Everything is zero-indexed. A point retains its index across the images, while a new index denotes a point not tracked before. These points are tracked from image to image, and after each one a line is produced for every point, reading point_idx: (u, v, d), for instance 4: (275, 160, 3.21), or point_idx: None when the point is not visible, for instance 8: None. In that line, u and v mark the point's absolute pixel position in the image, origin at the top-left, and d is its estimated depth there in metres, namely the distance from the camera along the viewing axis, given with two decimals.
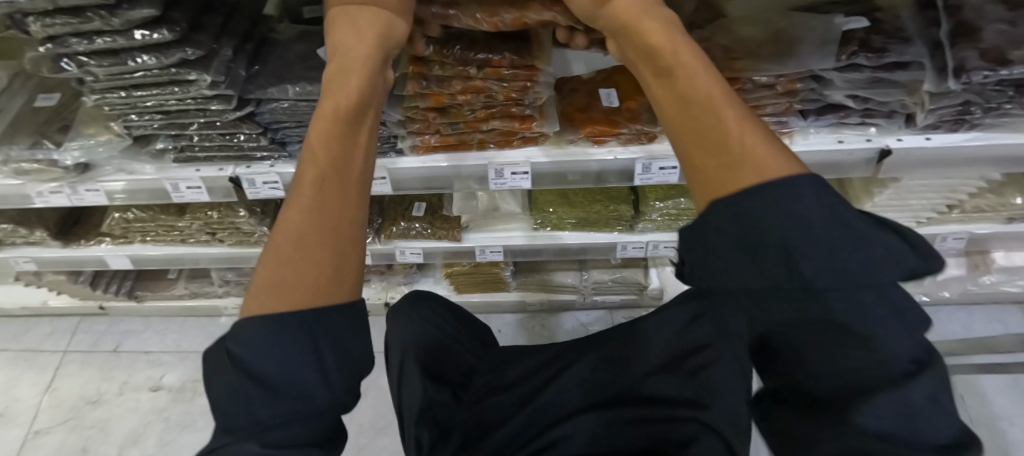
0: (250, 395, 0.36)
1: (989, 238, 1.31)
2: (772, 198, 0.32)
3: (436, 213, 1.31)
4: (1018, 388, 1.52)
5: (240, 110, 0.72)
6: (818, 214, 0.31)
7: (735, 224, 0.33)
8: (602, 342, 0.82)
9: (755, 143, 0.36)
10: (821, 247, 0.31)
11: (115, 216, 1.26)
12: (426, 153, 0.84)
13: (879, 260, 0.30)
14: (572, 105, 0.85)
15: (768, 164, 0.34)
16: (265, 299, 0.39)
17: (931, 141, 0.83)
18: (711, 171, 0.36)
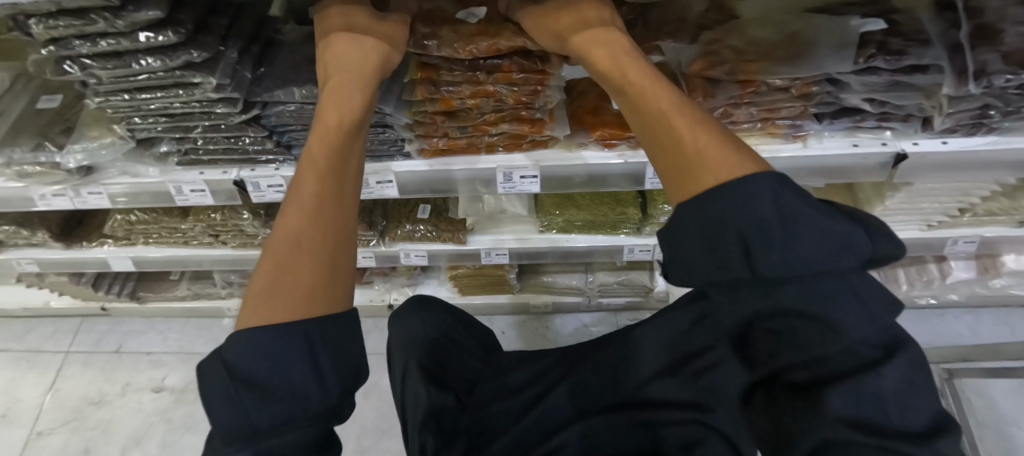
0: (244, 400, 0.36)
1: (1000, 242, 1.29)
2: (730, 197, 0.36)
3: (441, 215, 1.29)
4: None
5: (245, 113, 0.71)
6: (770, 206, 0.35)
7: (697, 225, 0.37)
8: (608, 344, 0.81)
9: (716, 149, 0.40)
10: (770, 237, 0.34)
11: (117, 218, 1.25)
12: (433, 156, 0.82)
13: (831, 246, 0.33)
14: (583, 108, 0.83)
15: (723, 165, 0.38)
16: (262, 308, 0.40)
17: (947, 145, 0.82)
18: (677, 173, 0.41)
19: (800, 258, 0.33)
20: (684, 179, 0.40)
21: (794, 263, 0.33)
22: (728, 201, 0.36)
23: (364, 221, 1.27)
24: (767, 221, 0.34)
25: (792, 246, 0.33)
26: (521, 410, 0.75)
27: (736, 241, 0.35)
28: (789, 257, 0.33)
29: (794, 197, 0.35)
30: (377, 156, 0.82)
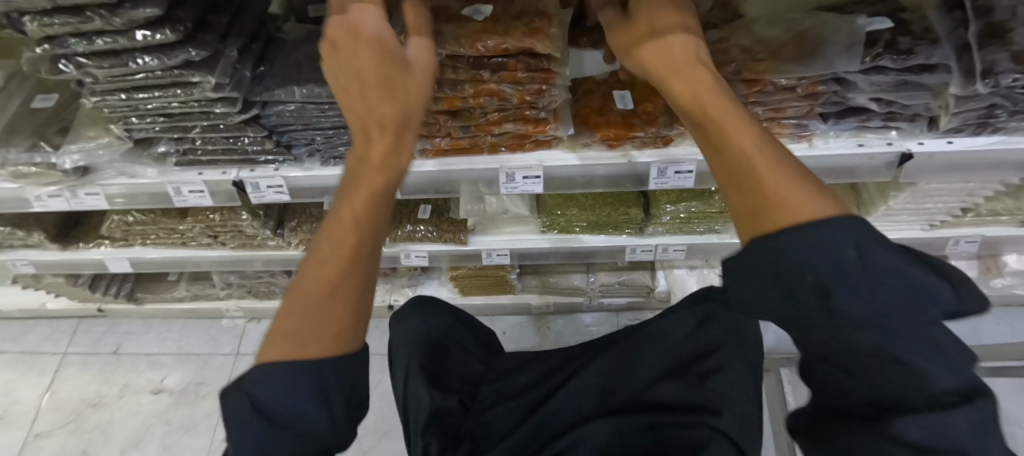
0: (256, 428, 0.37)
1: (1003, 242, 1.29)
2: (801, 239, 0.32)
3: (442, 215, 1.28)
4: None
5: (244, 113, 0.70)
6: (850, 248, 0.31)
7: (766, 263, 0.34)
8: (613, 345, 0.81)
9: (791, 182, 0.35)
10: (847, 282, 0.31)
11: (114, 218, 1.24)
12: (436, 156, 0.81)
13: (910, 295, 0.31)
14: (587, 108, 0.83)
15: (799, 201, 0.34)
16: (283, 344, 0.39)
17: (953, 145, 0.81)
18: (742, 209, 0.37)
19: (878, 306, 0.30)
20: (750, 210, 0.36)
21: (871, 309, 0.30)
22: (801, 238, 0.32)
23: None
24: (847, 260, 0.31)
25: (871, 291, 0.30)
26: (526, 411, 0.73)
27: (810, 285, 0.32)
28: (867, 303, 0.30)
29: (873, 239, 0.32)
30: None
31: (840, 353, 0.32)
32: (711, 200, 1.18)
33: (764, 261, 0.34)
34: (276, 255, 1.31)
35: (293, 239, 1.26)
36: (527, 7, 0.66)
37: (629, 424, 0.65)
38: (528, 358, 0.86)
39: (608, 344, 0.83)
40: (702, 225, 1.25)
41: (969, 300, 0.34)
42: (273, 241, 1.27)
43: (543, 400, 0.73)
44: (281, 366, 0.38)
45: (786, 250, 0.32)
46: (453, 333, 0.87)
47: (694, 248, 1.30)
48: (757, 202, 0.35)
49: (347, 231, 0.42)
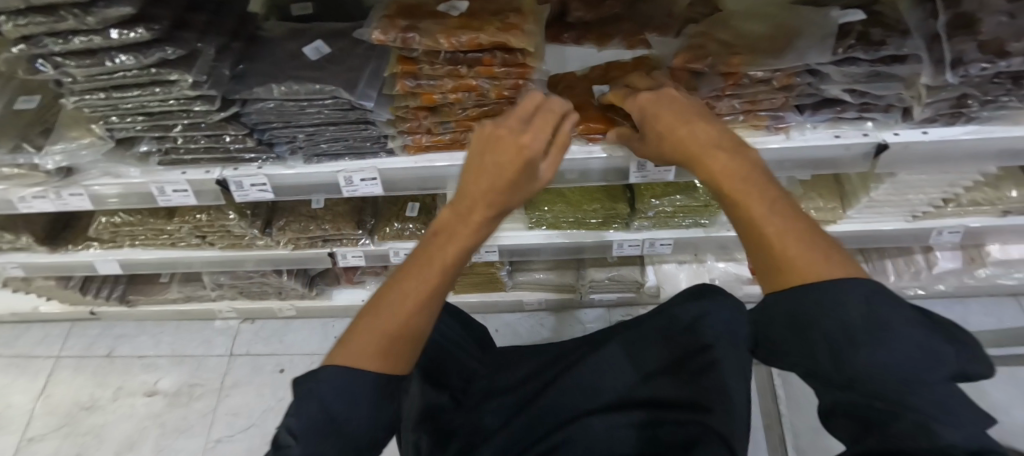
0: (314, 419, 0.40)
1: (985, 232, 1.30)
2: (816, 297, 0.37)
3: (431, 213, 1.29)
4: (1014, 381, 1.53)
5: (224, 111, 0.70)
6: (857, 309, 0.35)
7: (787, 315, 0.39)
8: (605, 343, 0.82)
9: (802, 246, 0.39)
10: (854, 339, 0.34)
11: (102, 220, 1.24)
12: (417, 153, 0.81)
13: (926, 356, 0.33)
14: (571, 103, 0.83)
15: (808, 266, 0.38)
16: (352, 356, 0.43)
17: (929, 135, 0.82)
18: (763, 268, 0.41)
19: (895, 362, 0.32)
20: (767, 268, 0.41)
21: (888, 363, 0.33)
22: (816, 296, 0.37)
23: (353, 220, 1.26)
24: (858, 321, 0.35)
25: (884, 346, 0.33)
26: (515, 408, 0.75)
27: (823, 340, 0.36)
28: (878, 357, 0.33)
29: (890, 305, 0.35)
30: (360, 154, 0.81)
31: (857, 404, 0.35)
32: (697, 193, 1.19)
33: (784, 316, 0.39)
34: (266, 254, 1.32)
35: (282, 238, 1.26)
36: (503, 5, 0.67)
37: (623, 418, 0.67)
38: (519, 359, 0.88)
39: (602, 341, 0.84)
40: (688, 219, 1.26)
41: (980, 367, 0.35)
42: (261, 241, 1.28)
43: (531, 400, 0.74)
44: (352, 375, 0.42)
45: (805, 309, 0.37)
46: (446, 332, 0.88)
47: (681, 242, 1.31)
48: (774, 265, 0.40)
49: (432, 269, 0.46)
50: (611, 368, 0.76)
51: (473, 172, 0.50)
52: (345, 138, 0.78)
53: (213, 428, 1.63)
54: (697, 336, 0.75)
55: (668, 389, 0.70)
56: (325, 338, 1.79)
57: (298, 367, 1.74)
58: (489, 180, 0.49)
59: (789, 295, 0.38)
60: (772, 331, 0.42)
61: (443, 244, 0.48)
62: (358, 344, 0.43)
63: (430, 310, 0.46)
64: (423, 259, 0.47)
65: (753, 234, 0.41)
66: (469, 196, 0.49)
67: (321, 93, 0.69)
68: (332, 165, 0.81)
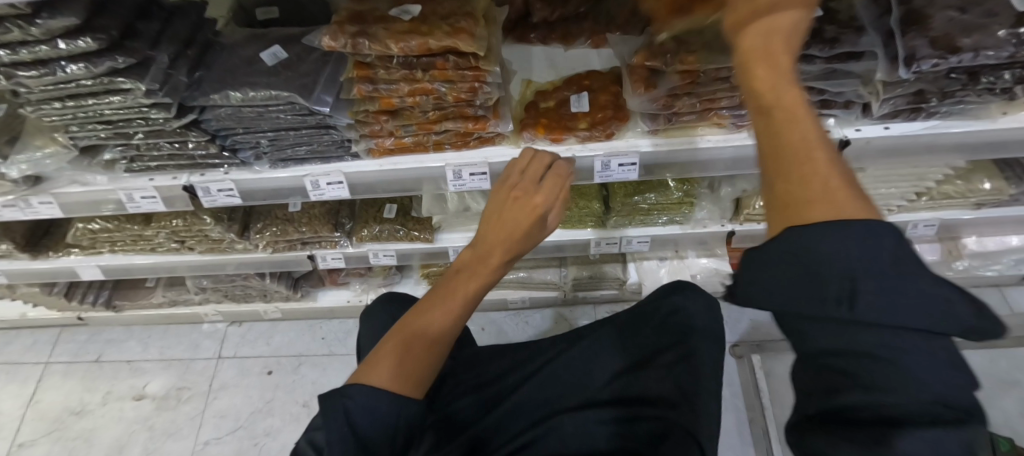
0: (343, 440, 0.42)
1: (960, 224, 1.31)
2: (846, 230, 0.29)
3: (408, 213, 1.29)
4: (996, 370, 1.53)
5: (182, 118, 0.71)
6: (883, 250, 0.28)
7: (799, 250, 0.31)
8: (577, 340, 0.81)
9: (830, 181, 0.31)
10: (878, 277, 0.28)
11: (80, 227, 1.23)
12: (382, 156, 0.82)
13: (933, 307, 0.27)
14: (545, 109, 0.86)
15: (842, 206, 0.31)
16: (380, 373, 0.49)
17: (889, 130, 0.83)
18: (774, 197, 0.33)
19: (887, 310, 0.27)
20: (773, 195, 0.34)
21: (892, 308, 0.27)
22: (835, 233, 0.29)
23: (330, 222, 1.26)
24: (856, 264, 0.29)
25: (888, 294, 0.27)
26: (491, 403, 0.75)
27: (836, 279, 0.29)
28: (890, 306, 0.27)
29: (912, 256, 0.28)
30: (326, 158, 0.81)
31: (840, 351, 0.29)
32: (670, 191, 1.19)
33: (786, 255, 0.31)
34: (246, 257, 1.32)
35: (260, 241, 1.26)
36: (454, 9, 0.68)
37: (609, 417, 0.68)
38: (493, 354, 0.88)
39: (575, 337, 0.84)
40: (663, 216, 1.26)
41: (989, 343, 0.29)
42: (240, 245, 1.28)
43: (509, 393, 0.75)
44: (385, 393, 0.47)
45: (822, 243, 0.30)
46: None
47: (658, 238, 1.32)
48: (792, 194, 0.32)
49: (445, 291, 0.56)
50: (589, 367, 0.76)
51: (491, 222, 0.60)
52: (308, 142, 0.79)
53: (201, 430, 1.64)
54: (671, 329, 0.77)
55: (645, 386, 0.70)
56: (311, 340, 1.80)
57: (285, 369, 1.74)
58: (509, 228, 0.58)
59: (803, 227, 0.31)
60: (768, 259, 0.33)
61: (467, 275, 0.56)
62: (387, 362, 0.50)
63: (464, 317, 0.56)
64: (446, 288, 0.56)
65: (780, 157, 0.33)
66: (489, 235, 0.58)
67: (277, 99, 0.70)
68: (299, 170, 0.82)
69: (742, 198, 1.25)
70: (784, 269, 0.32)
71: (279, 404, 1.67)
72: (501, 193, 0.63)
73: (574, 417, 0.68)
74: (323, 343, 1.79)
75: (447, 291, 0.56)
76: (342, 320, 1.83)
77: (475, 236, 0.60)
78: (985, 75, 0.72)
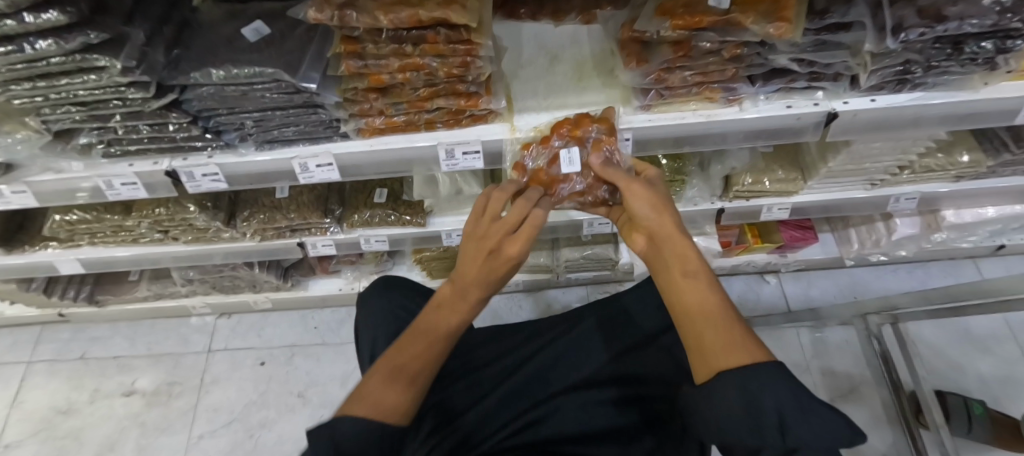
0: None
1: (938, 196, 1.36)
2: (753, 379, 0.37)
3: (399, 198, 1.27)
4: (945, 332, 1.74)
5: (161, 98, 0.68)
6: (784, 388, 0.37)
7: (739, 394, 0.37)
8: (578, 320, 0.82)
9: (736, 335, 0.41)
10: (798, 412, 0.36)
11: (57, 219, 1.18)
12: (372, 135, 0.81)
13: (830, 431, 0.36)
14: (532, 171, 0.72)
15: (744, 349, 0.40)
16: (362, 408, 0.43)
17: (875, 102, 0.84)
18: (717, 352, 0.41)
19: (819, 433, 0.36)
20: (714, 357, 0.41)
21: (812, 431, 0.36)
22: (759, 377, 0.37)
23: (319, 209, 1.24)
24: (796, 392, 0.37)
25: (801, 420, 0.36)
26: (486, 390, 0.73)
27: (775, 413, 0.36)
28: (811, 428, 0.36)
29: (801, 388, 0.38)
30: (314, 138, 0.80)
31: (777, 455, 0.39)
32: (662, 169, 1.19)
33: (733, 388, 0.38)
34: (233, 246, 1.29)
35: (248, 229, 1.23)
36: None
37: (618, 393, 0.70)
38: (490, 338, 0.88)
39: (577, 319, 0.83)
40: None
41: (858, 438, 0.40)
42: (226, 233, 1.25)
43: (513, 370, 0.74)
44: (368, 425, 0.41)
45: (755, 389, 0.37)
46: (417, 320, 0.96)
47: None
48: (717, 346, 0.41)
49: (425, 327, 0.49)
50: (601, 346, 0.77)
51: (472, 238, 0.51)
52: (296, 123, 0.77)
53: (195, 424, 1.62)
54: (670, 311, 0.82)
55: (644, 367, 0.75)
56: (304, 330, 1.79)
57: (278, 360, 1.73)
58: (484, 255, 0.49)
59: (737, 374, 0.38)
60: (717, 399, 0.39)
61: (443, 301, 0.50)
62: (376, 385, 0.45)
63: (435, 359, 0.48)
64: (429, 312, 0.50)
65: (704, 322, 0.42)
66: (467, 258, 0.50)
67: (262, 77, 0.66)
68: (286, 151, 0.81)
69: (732, 175, 1.26)
70: (727, 398, 0.38)
71: (275, 395, 1.66)
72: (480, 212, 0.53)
73: (594, 392, 0.70)
74: (316, 332, 1.78)
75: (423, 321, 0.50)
76: (333, 310, 1.82)
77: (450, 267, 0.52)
78: (968, 44, 0.73)
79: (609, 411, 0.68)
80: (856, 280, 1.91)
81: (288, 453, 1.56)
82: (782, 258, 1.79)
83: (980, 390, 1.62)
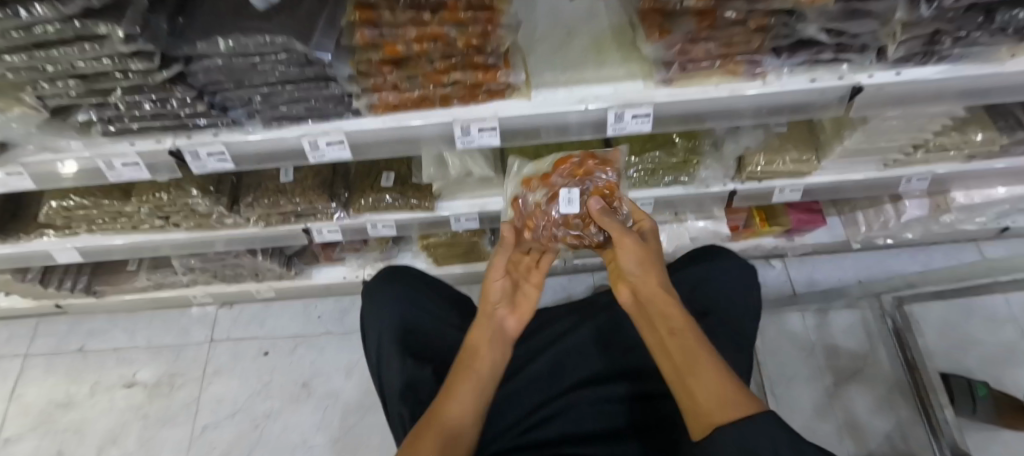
0: None
1: (949, 177, 1.35)
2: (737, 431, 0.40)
3: (406, 182, 1.24)
4: (951, 314, 1.74)
5: (167, 70, 0.64)
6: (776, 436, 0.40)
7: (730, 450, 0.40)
8: (584, 319, 0.84)
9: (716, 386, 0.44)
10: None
11: (52, 205, 1.14)
12: (385, 112, 0.78)
13: None
14: (532, 205, 0.89)
15: (729, 399, 0.43)
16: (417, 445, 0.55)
17: (901, 76, 0.82)
18: (699, 405, 0.45)
19: None
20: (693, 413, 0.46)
21: None
22: (741, 427, 0.40)
23: (325, 193, 1.21)
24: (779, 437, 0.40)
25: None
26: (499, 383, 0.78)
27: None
28: None
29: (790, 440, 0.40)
30: (325, 115, 0.77)
31: None
32: (676, 149, 1.17)
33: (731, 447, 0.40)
34: (236, 233, 1.26)
35: (251, 215, 1.20)
36: None
37: (619, 392, 0.71)
38: None
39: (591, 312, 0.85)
40: (669, 176, 1.26)
41: None
42: (229, 220, 1.22)
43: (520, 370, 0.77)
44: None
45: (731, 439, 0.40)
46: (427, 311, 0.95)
47: (661, 199, 1.32)
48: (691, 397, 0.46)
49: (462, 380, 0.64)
50: (604, 346, 0.79)
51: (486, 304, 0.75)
52: (306, 99, 0.74)
53: (199, 415, 1.60)
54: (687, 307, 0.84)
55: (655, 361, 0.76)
56: (308, 319, 1.76)
57: (282, 350, 1.71)
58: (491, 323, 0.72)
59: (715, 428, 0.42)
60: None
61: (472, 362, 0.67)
62: (429, 440, 0.55)
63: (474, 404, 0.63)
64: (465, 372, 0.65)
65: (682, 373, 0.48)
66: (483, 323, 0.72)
67: (272, 46, 0.62)
68: (295, 129, 0.78)
69: (745, 156, 1.24)
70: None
71: (279, 385, 1.64)
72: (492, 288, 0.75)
73: (595, 391, 0.71)
74: (319, 321, 1.76)
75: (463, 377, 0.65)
76: (337, 298, 1.80)
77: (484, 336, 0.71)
78: (1001, 13, 0.71)
79: (609, 410, 0.70)
80: (861, 263, 1.91)
81: (294, 443, 1.54)
82: (789, 241, 1.78)
83: (983, 371, 1.63)
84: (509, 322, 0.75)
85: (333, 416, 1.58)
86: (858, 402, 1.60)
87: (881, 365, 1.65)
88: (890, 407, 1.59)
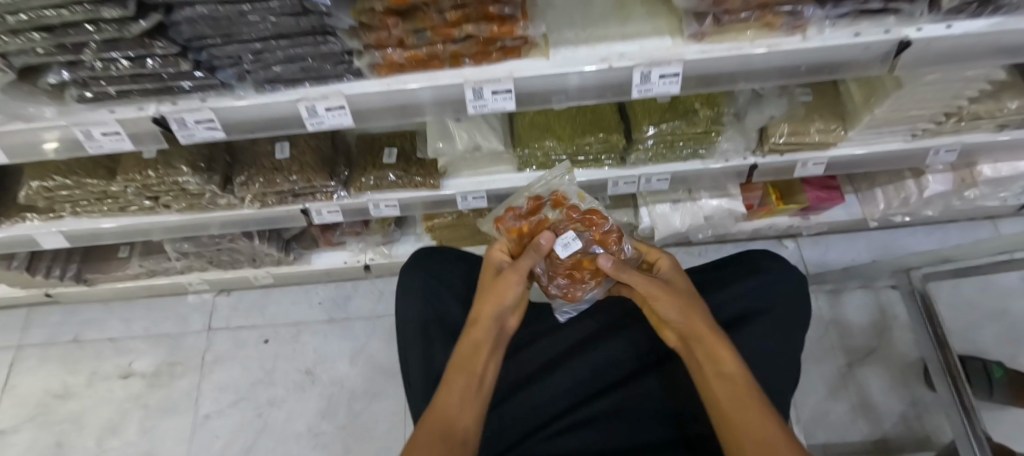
0: None
1: (978, 148, 1.28)
2: None
3: (410, 159, 1.18)
4: (971, 293, 1.69)
5: (143, 20, 0.57)
6: None
7: None
8: (606, 328, 0.82)
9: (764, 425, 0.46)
10: None
11: (33, 186, 1.07)
12: (389, 74, 0.71)
13: None
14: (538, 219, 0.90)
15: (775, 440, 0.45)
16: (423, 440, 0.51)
17: (953, 29, 0.74)
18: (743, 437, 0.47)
19: None
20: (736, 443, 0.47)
21: None
22: None
23: (324, 171, 1.14)
24: None
25: None
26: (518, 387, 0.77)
27: None
28: None
29: None
30: (323, 78, 0.70)
31: None
32: (697, 118, 1.10)
33: None
34: (231, 215, 1.19)
35: (246, 194, 1.13)
36: None
37: (627, 409, 0.71)
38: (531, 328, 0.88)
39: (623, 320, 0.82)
40: (688, 149, 1.19)
41: None
42: (222, 201, 1.15)
43: (530, 383, 0.76)
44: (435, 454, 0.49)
45: None
46: (447, 299, 0.88)
47: (678, 175, 1.25)
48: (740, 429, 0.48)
49: (464, 382, 0.60)
50: (621, 360, 0.77)
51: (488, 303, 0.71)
52: (302, 57, 0.67)
53: (200, 404, 1.55)
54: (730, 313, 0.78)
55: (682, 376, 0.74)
56: (309, 305, 1.70)
57: (283, 337, 1.65)
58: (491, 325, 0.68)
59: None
60: None
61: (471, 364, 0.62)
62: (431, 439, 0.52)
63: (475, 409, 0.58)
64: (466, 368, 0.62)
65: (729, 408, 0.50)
66: (481, 324, 0.68)
67: None
68: (291, 93, 0.71)
69: (768, 126, 1.17)
70: None
71: (282, 372, 1.59)
72: (498, 290, 0.72)
73: (604, 406, 0.71)
74: (321, 308, 1.70)
75: (464, 377, 0.60)
76: (339, 284, 1.73)
77: (483, 339, 0.66)
78: None
79: (617, 427, 0.69)
80: (877, 242, 1.86)
81: (299, 432, 1.49)
82: (805, 220, 1.72)
83: (1003, 352, 1.59)
84: (509, 322, 0.73)
85: (338, 404, 1.53)
86: (873, 382, 1.55)
87: (899, 348, 1.60)
88: (907, 387, 1.54)
